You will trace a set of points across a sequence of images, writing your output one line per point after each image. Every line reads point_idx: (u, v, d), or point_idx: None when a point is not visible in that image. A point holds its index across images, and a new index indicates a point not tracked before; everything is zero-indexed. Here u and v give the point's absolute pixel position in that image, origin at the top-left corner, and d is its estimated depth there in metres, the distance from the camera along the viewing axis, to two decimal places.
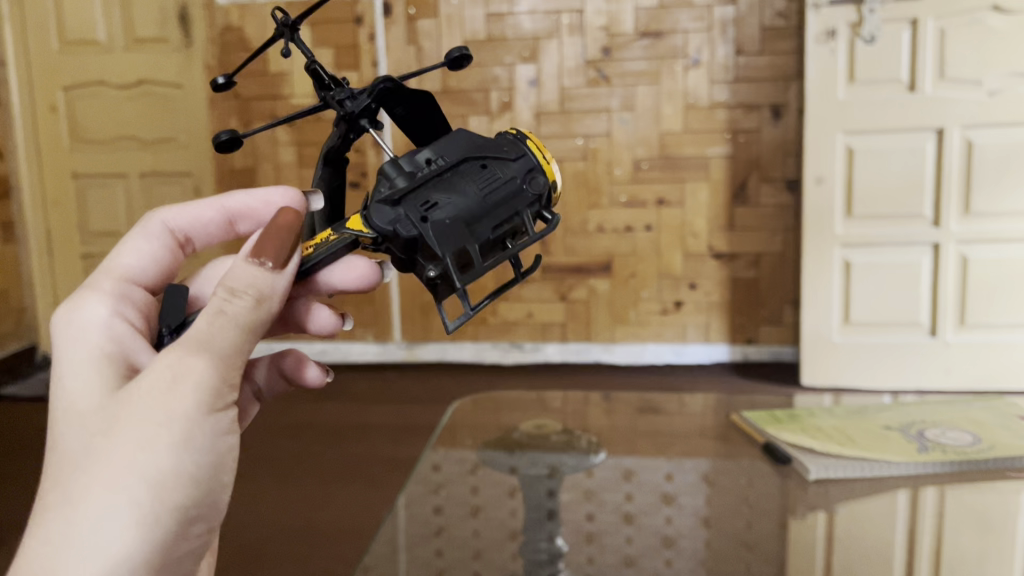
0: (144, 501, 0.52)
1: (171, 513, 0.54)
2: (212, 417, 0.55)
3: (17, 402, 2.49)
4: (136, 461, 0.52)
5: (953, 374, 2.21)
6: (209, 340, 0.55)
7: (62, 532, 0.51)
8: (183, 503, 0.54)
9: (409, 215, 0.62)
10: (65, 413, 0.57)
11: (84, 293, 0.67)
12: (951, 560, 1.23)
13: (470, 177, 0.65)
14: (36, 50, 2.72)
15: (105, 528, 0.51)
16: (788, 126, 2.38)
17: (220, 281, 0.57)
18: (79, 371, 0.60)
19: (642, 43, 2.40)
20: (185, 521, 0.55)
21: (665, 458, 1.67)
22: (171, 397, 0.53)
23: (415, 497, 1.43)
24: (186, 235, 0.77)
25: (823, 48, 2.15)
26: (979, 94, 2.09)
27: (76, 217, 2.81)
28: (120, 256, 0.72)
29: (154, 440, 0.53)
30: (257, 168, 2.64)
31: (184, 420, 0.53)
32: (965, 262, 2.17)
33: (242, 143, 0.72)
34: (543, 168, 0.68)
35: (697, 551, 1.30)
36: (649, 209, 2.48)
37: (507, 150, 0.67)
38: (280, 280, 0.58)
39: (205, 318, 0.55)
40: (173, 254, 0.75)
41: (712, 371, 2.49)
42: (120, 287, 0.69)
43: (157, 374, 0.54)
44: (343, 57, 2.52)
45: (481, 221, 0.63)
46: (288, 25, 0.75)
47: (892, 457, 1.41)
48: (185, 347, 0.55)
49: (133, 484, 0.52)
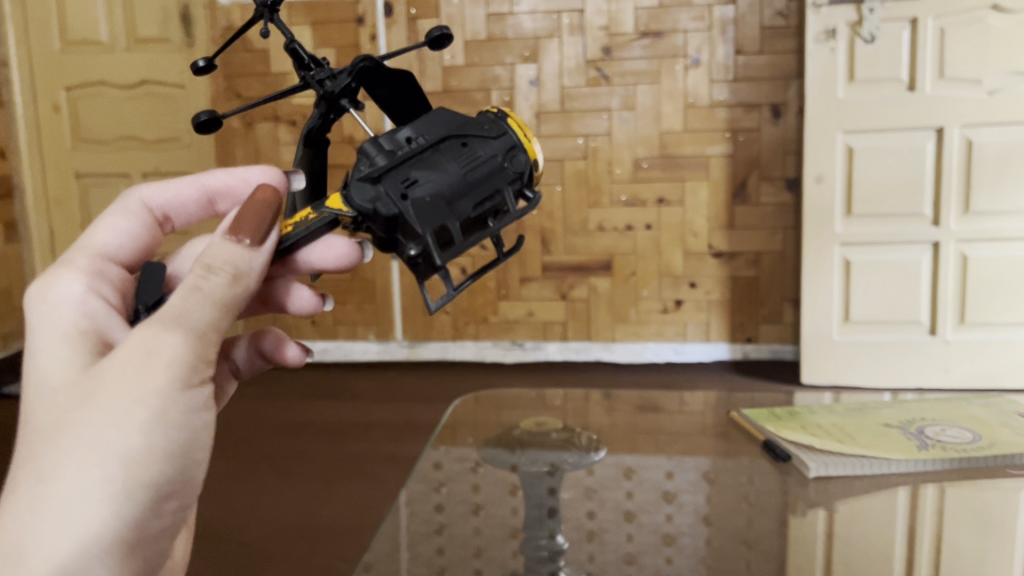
0: (117, 475, 0.53)
1: (144, 488, 0.55)
2: (186, 394, 0.56)
3: (19, 401, 2.50)
4: (109, 436, 0.53)
5: (952, 373, 2.21)
6: (183, 316, 0.56)
7: (37, 506, 0.52)
8: (157, 478, 0.55)
9: (389, 193, 0.63)
10: (40, 387, 0.58)
11: (60, 270, 0.68)
12: (949, 557, 1.24)
13: (450, 155, 0.66)
14: (38, 50, 2.73)
15: (79, 502, 0.53)
16: (788, 125, 2.39)
17: (197, 258, 0.58)
18: (55, 346, 0.61)
19: (642, 43, 2.41)
20: (160, 497, 0.56)
21: (665, 455, 1.68)
22: (144, 373, 0.54)
23: (416, 495, 1.44)
24: (164, 213, 0.78)
25: (823, 47, 2.15)
26: (978, 93, 2.09)
27: (78, 216, 2.82)
28: (98, 232, 0.73)
29: (127, 416, 0.54)
30: (258, 168, 2.65)
31: (157, 396, 0.55)
32: (964, 261, 2.18)
33: (220, 123, 0.78)
34: (524, 146, 0.68)
35: (697, 549, 1.30)
36: (649, 208, 2.49)
37: (488, 129, 0.68)
38: (257, 257, 0.59)
39: (180, 293, 0.56)
40: (150, 231, 0.76)
41: (711, 369, 2.49)
42: (96, 264, 0.70)
43: (132, 350, 0.55)
44: (344, 57, 2.53)
45: (461, 199, 0.64)
46: (268, 6, 0.80)
47: (893, 455, 1.40)
48: (160, 323, 0.56)
49: (106, 458, 0.53)
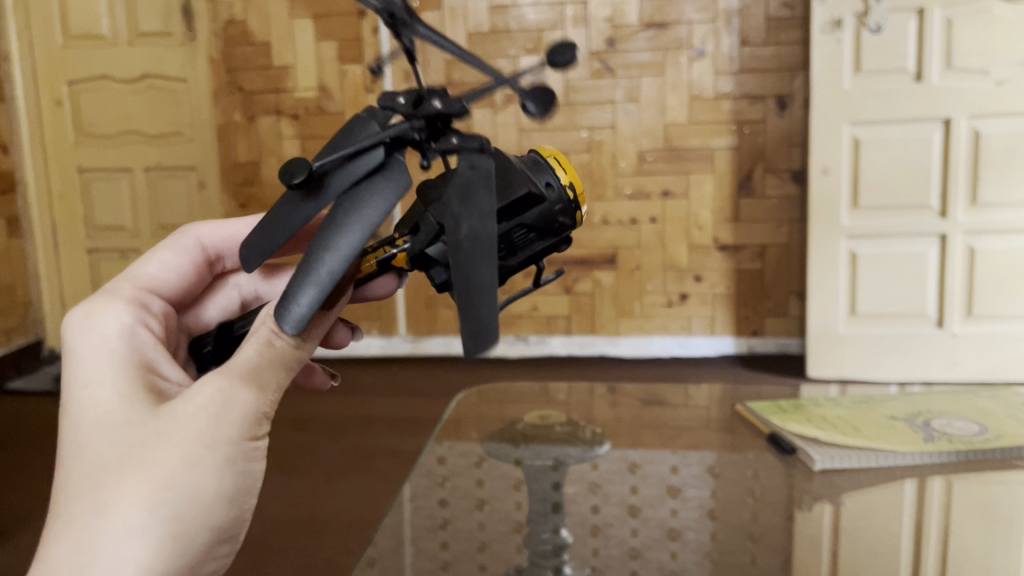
0: (185, 515, 0.60)
1: (204, 531, 0.62)
2: (249, 444, 0.64)
3: (23, 396, 2.50)
4: (178, 476, 0.60)
5: (960, 365, 2.20)
6: (257, 371, 0.64)
7: (105, 538, 0.58)
8: (217, 522, 0.63)
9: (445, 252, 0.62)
10: (97, 419, 0.63)
11: (111, 298, 0.75)
12: (957, 554, 1.23)
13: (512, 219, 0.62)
14: (39, 44, 2.72)
15: (142, 538, 0.59)
16: (793, 117, 2.37)
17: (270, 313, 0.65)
18: (104, 378, 0.66)
19: (646, 34, 2.39)
20: (212, 545, 0.63)
21: (671, 450, 1.66)
22: (220, 422, 0.62)
23: (420, 490, 1.44)
24: (216, 252, 0.88)
25: (829, 38, 2.13)
26: (986, 84, 2.07)
27: (82, 211, 2.82)
28: (154, 259, 0.83)
29: (199, 461, 0.61)
30: (262, 162, 2.63)
31: (229, 445, 0.62)
32: (972, 254, 2.16)
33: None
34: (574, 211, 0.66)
35: (703, 544, 1.29)
36: (654, 201, 2.48)
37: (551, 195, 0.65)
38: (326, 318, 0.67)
39: (256, 346, 0.64)
40: (201, 265, 0.87)
41: (717, 363, 2.48)
42: (145, 293, 0.78)
43: (207, 400, 0.62)
44: (347, 50, 2.51)
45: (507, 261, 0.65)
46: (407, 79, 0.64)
47: (899, 447, 1.44)
48: (236, 378, 0.63)
49: (177, 498, 0.60)
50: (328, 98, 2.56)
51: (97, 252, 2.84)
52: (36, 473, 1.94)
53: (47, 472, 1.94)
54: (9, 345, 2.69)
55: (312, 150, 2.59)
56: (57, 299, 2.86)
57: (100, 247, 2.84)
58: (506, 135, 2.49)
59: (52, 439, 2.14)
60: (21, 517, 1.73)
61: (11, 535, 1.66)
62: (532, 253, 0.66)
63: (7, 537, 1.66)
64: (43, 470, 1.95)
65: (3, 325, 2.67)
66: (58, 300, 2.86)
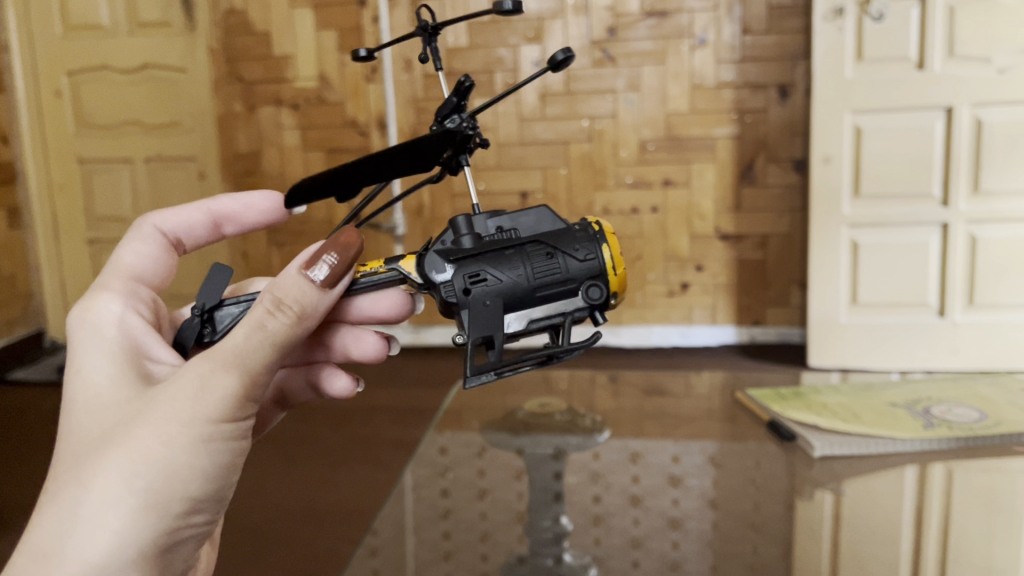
0: (157, 488, 0.62)
1: (178, 505, 0.63)
2: (229, 425, 0.64)
3: (23, 386, 2.51)
4: (153, 454, 0.62)
5: (960, 354, 2.20)
6: (244, 351, 0.64)
7: (83, 508, 0.60)
8: (191, 498, 0.64)
9: (455, 283, 0.71)
10: (90, 404, 0.66)
11: (98, 291, 0.75)
12: (957, 539, 1.24)
13: (528, 257, 0.72)
14: (38, 34, 2.71)
15: (118, 509, 0.60)
16: (795, 105, 2.36)
17: (271, 290, 0.66)
18: (97, 365, 0.69)
19: (647, 23, 2.38)
20: (188, 519, 0.64)
21: (671, 440, 1.66)
22: (199, 402, 0.63)
23: (422, 479, 1.45)
24: (176, 237, 0.85)
25: (831, 26, 2.12)
26: (988, 72, 2.06)
27: (82, 202, 2.82)
28: (122, 256, 0.82)
29: (176, 438, 0.62)
30: (261, 153, 2.62)
31: (203, 423, 0.63)
32: (973, 242, 2.16)
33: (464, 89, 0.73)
34: (604, 279, 0.73)
35: (704, 532, 1.29)
36: (655, 190, 2.47)
37: (579, 246, 0.73)
38: (324, 299, 0.67)
39: (249, 328, 0.64)
40: (167, 252, 0.84)
41: (718, 353, 2.48)
42: (129, 286, 0.78)
43: (190, 380, 0.64)
44: (347, 40, 2.50)
45: (519, 309, 0.72)
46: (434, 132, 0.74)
47: (899, 435, 1.54)
48: (223, 359, 0.64)
49: (151, 474, 0.61)
50: (328, 87, 2.54)
51: (97, 243, 2.84)
52: (36, 464, 1.94)
53: (46, 462, 1.95)
54: (9, 336, 2.71)
55: (311, 140, 2.58)
56: (58, 290, 2.87)
57: (100, 238, 2.84)
58: (506, 125, 2.49)
59: (52, 429, 2.15)
60: (20, 507, 1.74)
61: (11, 525, 1.67)
62: (548, 279, 0.72)
63: (9, 525, 1.67)
64: (43, 460, 1.96)
65: (4, 316, 2.69)
66: (58, 291, 2.87)
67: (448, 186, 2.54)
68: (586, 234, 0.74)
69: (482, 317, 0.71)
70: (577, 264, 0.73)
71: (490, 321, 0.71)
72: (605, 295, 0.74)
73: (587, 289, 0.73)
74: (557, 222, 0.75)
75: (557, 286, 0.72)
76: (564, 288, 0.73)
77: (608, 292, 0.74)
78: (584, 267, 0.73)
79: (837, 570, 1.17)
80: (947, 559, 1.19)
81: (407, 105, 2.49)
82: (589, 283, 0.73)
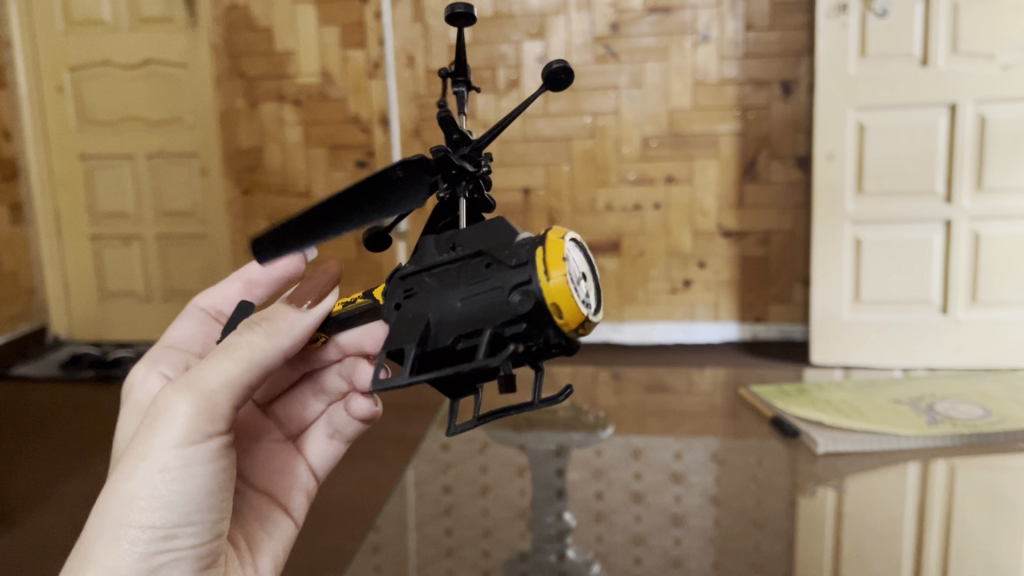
0: (129, 515, 0.67)
1: (149, 529, 0.67)
2: (187, 447, 0.68)
3: (25, 381, 2.51)
4: (116, 486, 0.67)
5: (963, 351, 2.19)
6: (196, 379, 0.69)
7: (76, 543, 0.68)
8: (162, 521, 0.67)
9: (392, 299, 0.69)
10: None
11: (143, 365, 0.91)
12: (960, 536, 1.23)
13: (463, 271, 0.66)
14: (41, 29, 2.71)
15: (94, 540, 0.67)
16: (798, 101, 2.35)
17: (242, 323, 0.72)
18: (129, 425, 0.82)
19: (650, 19, 2.38)
20: (164, 543, 0.68)
21: (673, 437, 1.65)
22: (150, 432, 0.68)
23: (424, 476, 1.46)
24: (219, 311, 0.98)
25: (834, 22, 2.11)
26: (992, 69, 2.06)
27: (84, 198, 2.82)
28: (173, 331, 0.95)
29: (131, 469, 0.67)
30: (263, 148, 2.61)
31: (160, 448, 0.67)
32: (977, 239, 2.15)
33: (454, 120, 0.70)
34: (536, 287, 0.63)
35: (706, 529, 1.28)
36: (658, 187, 2.47)
37: (513, 254, 0.65)
38: (301, 319, 0.71)
39: (207, 359, 0.69)
40: (209, 325, 0.97)
41: (720, 349, 2.48)
42: (168, 357, 0.92)
43: (149, 415, 0.69)
44: (349, 35, 2.49)
45: (446, 326, 0.65)
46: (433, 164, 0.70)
47: (903, 432, 1.54)
48: (177, 389, 0.69)
49: (115, 504, 0.67)
50: (330, 83, 2.53)
51: (100, 239, 2.84)
52: (38, 459, 1.95)
53: (49, 457, 1.95)
54: (12, 332, 2.75)
55: (313, 136, 2.57)
56: (60, 285, 2.87)
57: (102, 234, 2.84)
58: (510, 121, 2.48)
59: (54, 425, 2.15)
60: (23, 503, 1.75)
61: (12, 520, 1.68)
62: (480, 294, 0.64)
63: (12, 519, 1.68)
64: (45, 456, 1.96)
65: (7, 311, 2.71)
66: (61, 287, 2.88)
67: None
68: (528, 245, 0.65)
69: (400, 333, 0.66)
70: (509, 277, 0.64)
71: (406, 336, 0.66)
72: (537, 306, 0.63)
73: (516, 308, 0.63)
74: (510, 231, 0.67)
75: (481, 297, 0.64)
76: (492, 304, 0.64)
77: (551, 313, 0.63)
78: (512, 276, 0.64)
79: (839, 568, 1.17)
80: (950, 557, 1.18)
81: (410, 101, 2.49)
82: (520, 301, 0.63)
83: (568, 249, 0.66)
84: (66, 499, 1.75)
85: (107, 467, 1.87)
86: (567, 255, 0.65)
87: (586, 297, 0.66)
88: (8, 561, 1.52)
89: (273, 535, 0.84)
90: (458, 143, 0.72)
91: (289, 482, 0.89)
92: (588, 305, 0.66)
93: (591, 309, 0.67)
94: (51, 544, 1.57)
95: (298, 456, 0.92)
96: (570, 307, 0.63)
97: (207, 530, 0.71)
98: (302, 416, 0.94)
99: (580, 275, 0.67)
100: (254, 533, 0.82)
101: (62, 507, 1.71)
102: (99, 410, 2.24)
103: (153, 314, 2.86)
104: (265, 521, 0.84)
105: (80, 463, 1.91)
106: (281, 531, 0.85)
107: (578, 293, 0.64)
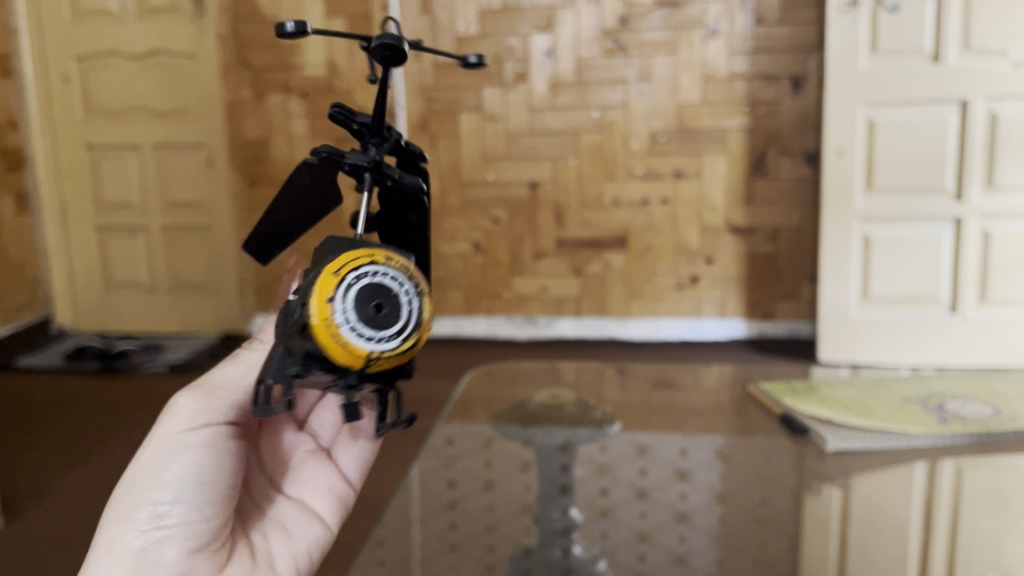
0: (123, 499, 0.57)
1: (140, 513, 0.56)
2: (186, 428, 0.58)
3: (27, 371, 2.50)
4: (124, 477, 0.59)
5: (972, 350, 2.18)
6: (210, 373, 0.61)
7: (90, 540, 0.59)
8: (153, 501, 0.56)
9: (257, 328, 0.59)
10: None
11: None
12: (967, 536, 1.22)
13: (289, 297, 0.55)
14: (47, 18, 2.71)
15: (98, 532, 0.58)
16: (808, 98, 2.34)
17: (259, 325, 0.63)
18: None
19: (659, 13, 2.36)
20: (158, 521, 0.56)
21: (679, 435, 1.64)
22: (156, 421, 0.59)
23: (429, 470, 1.44)
24: None
25: (845, 17, 2.09)
26: (1004, 66, 2.04)
27: (90, 189, 2.81)
28: None
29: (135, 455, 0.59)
30: (270, 140, 2.61)
31: (156, 434, 0.58)
32: (987, 237, 2.14)
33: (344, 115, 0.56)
34: (308, 326, 0.50)
35: (712, 527, 1.28)
36: (666, 182, 2.45)
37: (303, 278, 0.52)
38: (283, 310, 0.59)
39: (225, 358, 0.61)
40: None
41: (726, 346, 2.47)
42: None
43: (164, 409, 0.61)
44: (357, 27, 2.48)
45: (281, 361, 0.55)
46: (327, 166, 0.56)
47: (912, 430, 1.53)
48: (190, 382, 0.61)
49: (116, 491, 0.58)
50: (337, 75, 2.52)
51: (105, 230, 2.84)
52: (40, 451, 1.94)
53: (51, 448, 1.95)
54: (17, 322, 2.77)
55: (319, 128, 2.57)
56: (66, 276, 2.88)
57: (108, 225, 2.83)
58: (517, 114, 2.47)
59: (56, 416, 2.15)
60: (27, 492, 1.75)
61: (16, 509, 1.68)
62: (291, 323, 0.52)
63: (15, 509, 1.68)
64: (47, 447, 1.96)
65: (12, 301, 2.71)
66: (67, 277, 2.88)
67: (457, 175, 2.53)
68: (321, 273, 0.51)
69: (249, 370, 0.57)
70: (294, 319, 0.51)
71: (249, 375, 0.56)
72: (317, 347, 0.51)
73: (303, 352, 0.51)
74: (327, 247, 0.53)
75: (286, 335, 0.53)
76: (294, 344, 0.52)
77: (327, 354, 0.51)
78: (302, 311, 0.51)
79: (843, 568, 1.16)
80: (956, 555, 1.17)
81: (418, 93, 2.49)
82: (306, 343, 0.51)
83: (350, 281, 0.51)
84: (70, 489, 1.75)
85: (110, 459, 1.87)
86: (342, 292, 0.51)
87: (385, 331, 0.52)
88: (11, 550, 1.53)
89: (298, 538, 0.65)
90: (362, 138, 0.57)
91: (316, 489, 0.68)
92: (389, 337, 0.52)
93: (398, 340, 0.52)
94: (54, 534, 1.57)
95: (327, 462, 0.70)
96: (341, 345, 0.50)
97: (206, 522, 0.59)
98: (329, 422, 0.71)
99: (373, 305, 0.51)
100: (271, 531, 0.65)
101: (67, 497, 1.71)
102: (101, 401, 2.24)
103: (158, 304, 2.85)
104: (287, 526, 0.65)
105: (83, 454, 1.91)
106: (309, 538, 0.66)
107: (358, 332, 0.51)
